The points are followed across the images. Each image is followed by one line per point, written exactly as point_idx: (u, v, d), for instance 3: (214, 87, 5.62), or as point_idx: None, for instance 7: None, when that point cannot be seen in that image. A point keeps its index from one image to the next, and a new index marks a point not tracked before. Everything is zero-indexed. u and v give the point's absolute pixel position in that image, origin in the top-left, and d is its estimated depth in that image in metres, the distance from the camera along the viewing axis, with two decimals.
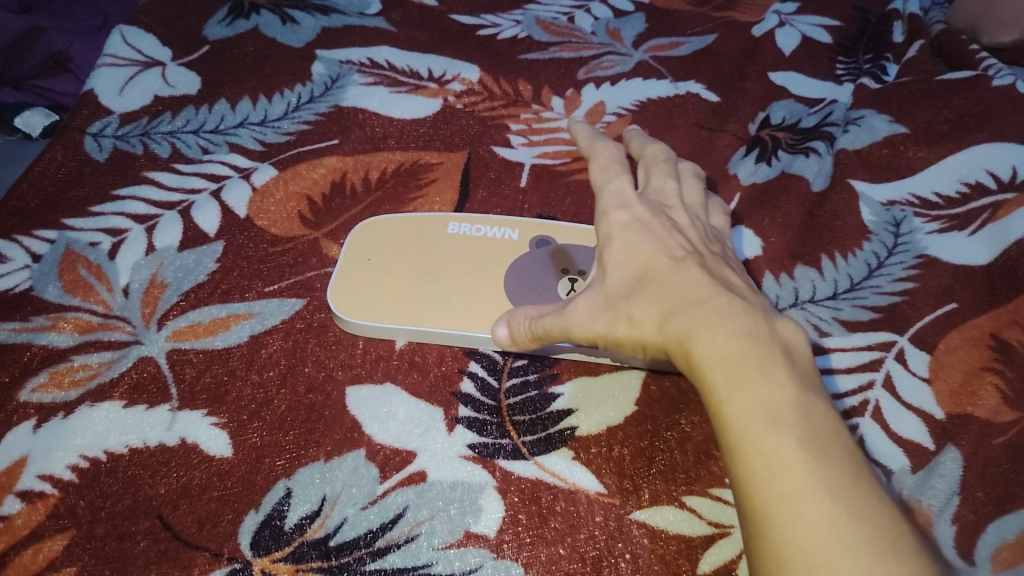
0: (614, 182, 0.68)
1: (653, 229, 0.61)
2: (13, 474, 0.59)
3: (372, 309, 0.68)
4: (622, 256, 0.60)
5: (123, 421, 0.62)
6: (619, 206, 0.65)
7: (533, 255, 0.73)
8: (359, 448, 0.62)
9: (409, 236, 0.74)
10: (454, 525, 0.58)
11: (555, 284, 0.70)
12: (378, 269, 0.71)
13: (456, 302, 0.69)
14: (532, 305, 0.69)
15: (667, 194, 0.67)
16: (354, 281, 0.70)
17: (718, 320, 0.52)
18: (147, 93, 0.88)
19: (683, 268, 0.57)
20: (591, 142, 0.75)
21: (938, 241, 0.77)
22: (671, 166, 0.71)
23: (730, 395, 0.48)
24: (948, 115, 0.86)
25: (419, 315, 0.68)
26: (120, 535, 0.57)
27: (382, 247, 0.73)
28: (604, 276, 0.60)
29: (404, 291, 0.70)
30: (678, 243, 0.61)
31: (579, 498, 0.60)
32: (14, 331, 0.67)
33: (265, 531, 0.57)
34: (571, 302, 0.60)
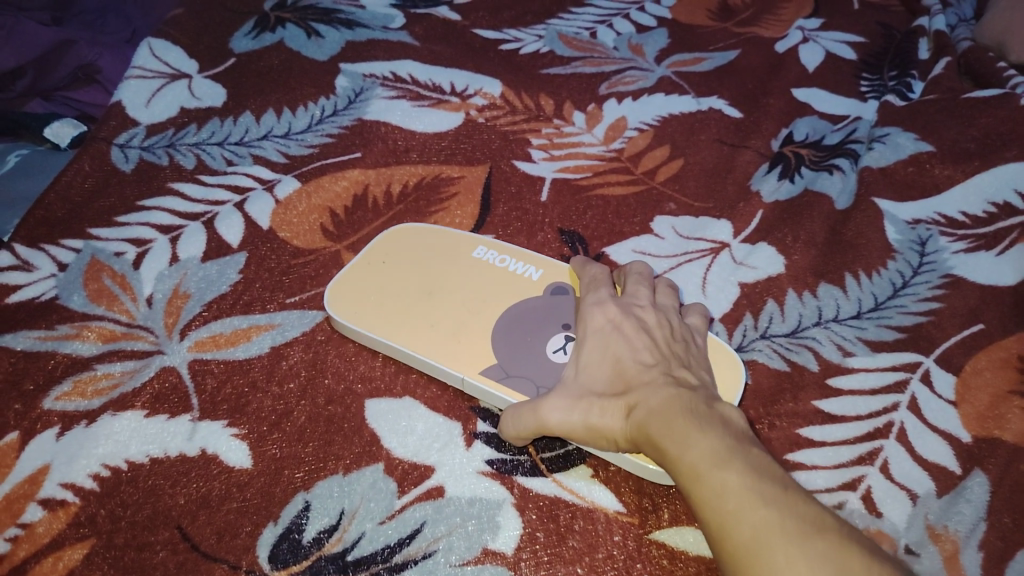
0: (593, 298, 0.66)
1: (628, 345, 0.60)
2: (35, 482, 0.60)
3: (358, 311, 0.69)
4: (595, 371, 0.59)
5: (144, 431, 0.63)
6: (589, 322, 0.64)
7: (547, 299, 0.70)
8: (377, 463, 0.62)
9: (427, 259, 0.73)
10: (471, 542, 0.58)
11: (545, 339, 0.67)
12: (382, 268, 0.72)
13: (440, 328, 0.68)
14: (509, 354, 0.66)
15: (646, 304, 0.64)
16: (357, 274, 0.72)
17: (668, 396, 0.53)
18: (173, 104, 0.89)
19: (647, 368, 0.57)
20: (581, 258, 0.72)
21: (965, 261, 0.76)
22: (647, 279, 0.68)
23: (680, 449, 0.49)
24: (975, 133, 0.85)
25: (396, 333, 0.67)
26: (139, 545, 0.57)
27: (401, 253, 0.74)
28: (574, 383, 0.59)
29: (394, 311, 0.69)
30: (646, 343, 0.60)
31: (598, 517, 0.60)
32: (39, 339, 0.68)
33: (283, 544, 0.57)
34: (547, 400, 0.58)
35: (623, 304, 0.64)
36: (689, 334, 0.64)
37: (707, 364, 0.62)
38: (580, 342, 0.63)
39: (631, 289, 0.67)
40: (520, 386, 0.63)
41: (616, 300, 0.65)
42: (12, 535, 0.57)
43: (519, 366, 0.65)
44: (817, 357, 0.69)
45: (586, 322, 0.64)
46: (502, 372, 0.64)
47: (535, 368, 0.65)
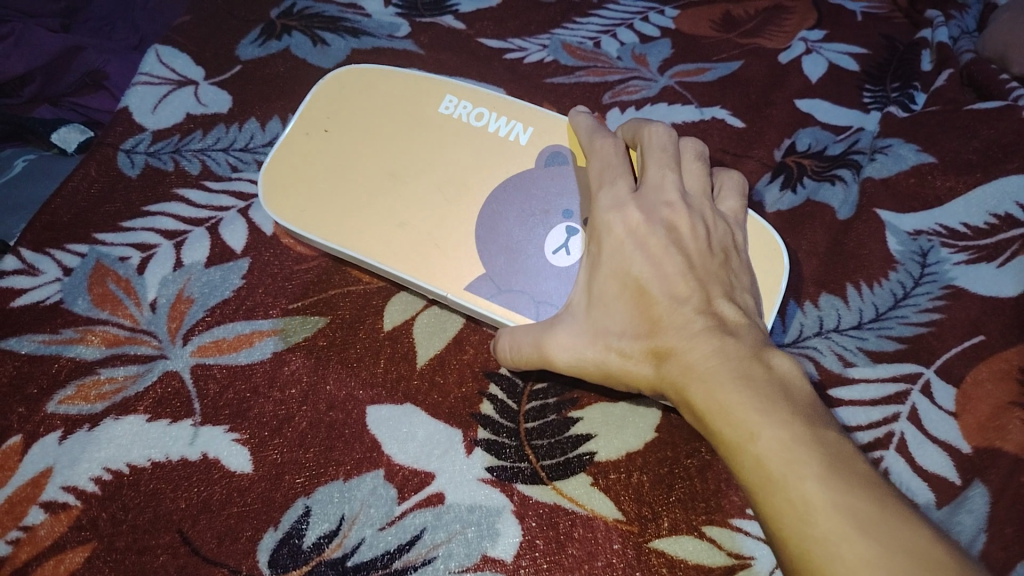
0: (609, 194, 0.60)
1: (655, 269, 0.55)
2: (39, 484, 0.61)
3: (303, 211, 0.68)
4: (617, 298, 0.55)
5: (146, 434, 0.64)
6: (610, 236, 0.58)
7: (540, 183, 0.69)
8: (377, 469, 0.64)
9: (387, 126, 0.73)
10: (470, 549, 0.61)
11: (542, 239, 0.66)
12: (315, 145, 0.71)
13: (419, 225, 0.67)
14: (498, 267, 0.65)
15: (672, 204, 0.59)
16: (288, 162, 0.70)
17: (721, 365, 0.49)
18: (180, 111, 0.90)
19: (684, 310, 0.53)
20: (584, 128, 0.68)
21: (966, 272, 0.76)
22: (673, 160, 0.61)
23: (744, 441, 0.45)
24: (977, 144, 0.85)
25: (358, 234, 0.67)
26: (140, 549, 0.60)
27: (346, 137, 0.72)
28: (597, 320, 0.55)
29: (359, 199, 0.68)
30: (676, 267, 0.55)
31: (598, 525, 0.61)
32: (43, 343, 0.68)
33: (283, 549, 0.60)
34: (556, 340, 0.56)
35: (646, 207, 0.58)
36: (718, 230, 0.60)
37: (738, 263, 0.59)
38: (599, 254, 0.58)
39: (657, 181, 0.60)
40: (514, 302, 0.63)
41: (640, 199, 0.59)
42: (15, 538, 0.59)
43: (510, 279, 0.64)
44: (818, 367, 0.70)
45: (605, 228, 0.58)
46: (492, 285, 0.64)
47: (532, 276, 0.65)
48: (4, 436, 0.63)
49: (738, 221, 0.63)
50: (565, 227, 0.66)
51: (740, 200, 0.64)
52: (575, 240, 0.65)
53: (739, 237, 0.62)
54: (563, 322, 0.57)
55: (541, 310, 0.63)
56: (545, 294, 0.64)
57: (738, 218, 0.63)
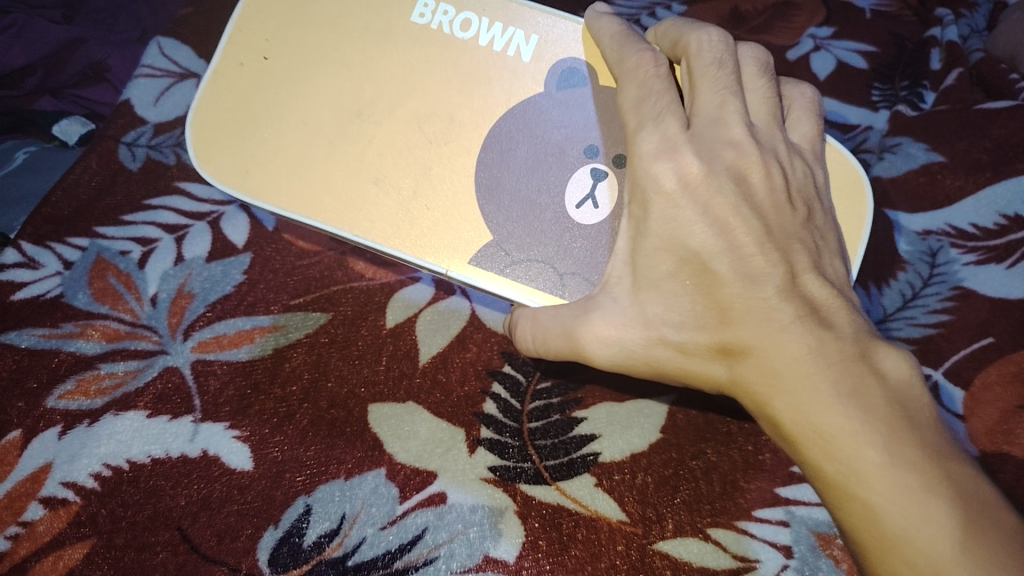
0: (657, 133, 0.50)
1: (723, 238, 0.48)
2: (37, 479, 0.61)
3: (247, 171, 0.59)
4: (673, 278, 0.48)
5: (146, 430, 0.63)
6: (662, 197, 0.49)
7: (550, 112, 0.59)
8: (379, 468, 0.63)
9: (336, 45, 0.60)
10: (472, 550, 0.61)
11: (565, 190, 0.58)
12: (251, 78, 0.60)
13: (402, 184, 0.58)
14: (511, 231, 0.57)
15: (738, 148, 0.49)
16: (220, 103, 0.60)
17: (821, 381, 0.44)
18: (183, 103, 0.84)
19: (765, 299, 0.46)
20: (611, 45, 0.55)
21: (975, 273, 0.76)
22: (736, 85, 0.51)
23: (854, 485, 0.42)
24: (988, 143, 0.82)
25: (318, 198, 0.58)
26: (139, 545, 0.60)
27: (284, 59, 0.60)
28: (646, 304, 0.49)
29: (314, 151, 0.59)
30: (750, 236, 0.48)
31: (601, 526, 0.62)
32: (43, 337, 0.68)
33: (284, 547, 0.60)
34: (596, 333, 0.49)
35: (705, 154, 0.49)
36: (791, 169, 0.51)
37: (814, 206, 0.51)
38: (649, 218, 0.49)
39: (717, 119, 0.50)
40: (530, 274, 0.56)
41: (700, 146, 0.49)
42: (14, 534, 0.59)
43: (525, 247, 0.57)
44: None
45: (655, 184, 0.49)
46: (506, 257, 0.57)
47: (554, 240, 0.57)
48: (4, 430, 0.63)
49: (812, 151, 0.54)
50: (588, 171, 0.58)
51: (809, 119, 0.56)
52: (602, 186, 0.57)
53: (813, 168, 0.53)
54: (602, 308, 0.50)
55: (568, 283, 0.56)
56: (572, 260, 0.56)
57: (810, 146, 0.54)
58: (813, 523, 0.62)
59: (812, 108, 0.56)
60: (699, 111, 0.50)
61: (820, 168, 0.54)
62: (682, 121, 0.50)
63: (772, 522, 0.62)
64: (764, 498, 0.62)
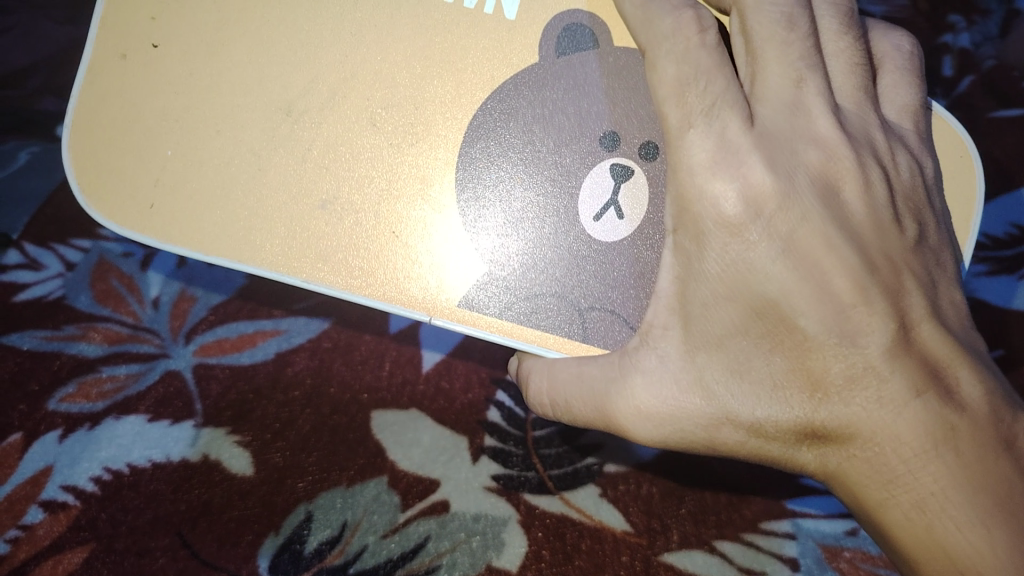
0: (714, 135, 0.48)
1: (810, 278, 0.46)
2: (38, 483, 0.60)
3: (153, 206, 0.57)
4: (750, 337, 0.47)
5: (147, 435, 0.63)
6: (725, 226, 0.47)
7: (555, 92, 0.57)
8: (381, 475, 0.63)
9: (227, 39, 0.58)
10: (475, 559, 0.61)
11: (582, 203, 0.57)
12: (137, 85, 0.58)
13: (345, 208, 0.57)
14: (523, 262, 0.57)
15: (825, 148, 0.48)
16: (97, 108, 0.57)
17: (906, 445, 0.45)
18: None
19: (860, 367, 0.45)
20: (635, 10, 0.53)
21: (983, 282, 0.76)
22: (816, 68, 0.50)
23: (936, 543, 0.45)
24: (997, 151, 0.84)
25: (233, 223, 0.56)
26: (139, 551, 0.59)
27: (167, 76, 0.58)
28: (705, 367, 0.47)
29: (217, 164, 0.57)
30: (834, 263, 0.46)
31: (605, 537, 0.62)
32: (44, 339, 0.66)
33: (284, 554, 0.60)
34: (635, 400, 0.49)
35: (779, 159, 0.47)
36: (886, 155, 0.51)
37: (917, 195, 0.51)
38: (708, 255, 0.48)
39: (793, 111, 0.49)
40: (547, 307, 0.56)
41: (779, 157, 0.48)
42: (13, 537, 0.58)
43: (540, 277, 0.56)
44: None
45: (715, 209, 0.47)
46: (527, 287, 0.56)
47: (577, 249, 0.56)
48: (4, 433, 0.62)
49: (903, 118, 0.54)
50: (611, 165, 0.56)
51: (905, 80, 0.55)
52: (626, 185, 0.56)
53: (909, 145, 0.53)
54: (644, 368, 0.49)
55: (596, 314, 0.55)
56: (601, 280, 0.56)
57: (903, 116, 0.54)
58: (819, 535, 0.63)
59: (905, 65, 0.55)
60: (764, 98, 0.49)
61: (916, 134, 0.54)
62: (746, 119, 0.48)
63: (778, 534, 0.63)
64: (770, 510, 0.64)
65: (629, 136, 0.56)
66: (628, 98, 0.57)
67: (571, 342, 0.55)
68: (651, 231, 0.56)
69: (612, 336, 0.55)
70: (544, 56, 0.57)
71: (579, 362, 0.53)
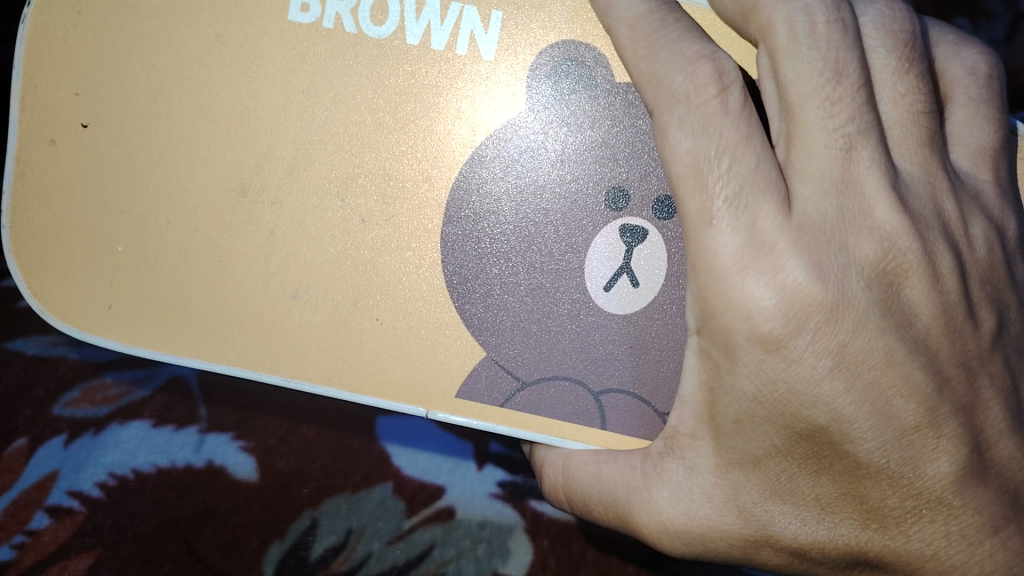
0: (744, 226, 0.40)
1: (868, 398, 0.41)
2: (43, 488, 0.59)
3: (112, 308, 0.46)
4: (798, 328, 0.40)
5: (152, 440, 0.62)
6: (758, 343, 0.40)
7: (545, 162, 0.46)
8: (386, 482, 0.64)
9: (143, 52, 0.45)
10: (480, 566, 0.62)
11: (591, 280, 0.46)
12: (75, 163, 0.45)
13: (325, 299, 0.46)
14: (528, 353, 0.46)
15: (884, 236, 0.41)
16: (35, 172, 0.46)
17: None
18: None
19: (919, 496, 0.42)
20: (635, 61, 0.43)
21: None
22: (869, 118, 0.41)
23: None
24: None
25: (181, 334, 0.46)
26: (145, 557, 0.59)
27: (89, 177, 0.45)
28: (742, 488, 0.43)
29: (168, 258, 0.46)
30: (900, 389, 0.41)
31: (612, 549, 0.65)
32: (51, 344, 0.64)
33: (290, 560, 0.61)
34: (660, 514, 0.44)
35: (821, 256, 0.40)
36: (959, 227, 0.44)
37: (995, 274, 0.45)
38: (742, 371, 0.41)
39: (841, 156, 0.41)
40: (559, 408, 0.47)
41: (799, 136, 0.42)
42: (20, 542, 0.58)
43: (539, 364, 0.46)
44: None
45: (748, 324, 0.40)
46: (532, 370, 0.46)
47: (585, 330, 0.46)
48: (10, 437, 0.60)
49: (978, 168, 0.46)
50: (621, 228, 0.46)
51: (980, 117, 0.47)
52: (640, 248, 0.46)
53: (986, 204, 0.46)
54: (671, 480, 0.44)
55: (611, 421, 0.47)
56: (619, 330, 0.47)
57: (979, 163, 0.47)
58: None
59: (982, 95, 0.47)
60: (769, 97, 0.44)
61: (994, 184, 0.46)
62: (783, 206, 0.40)
63: None
64: None
65: (641, 194, 0.46)
66: (637, 151, 0.46)
67: (590, 429, 0.47)
68: (672, 303, 0.46)
69: (639, 426, 0.47)
70: (535, 98, 0.46)
71: (597, 457, 0.46)
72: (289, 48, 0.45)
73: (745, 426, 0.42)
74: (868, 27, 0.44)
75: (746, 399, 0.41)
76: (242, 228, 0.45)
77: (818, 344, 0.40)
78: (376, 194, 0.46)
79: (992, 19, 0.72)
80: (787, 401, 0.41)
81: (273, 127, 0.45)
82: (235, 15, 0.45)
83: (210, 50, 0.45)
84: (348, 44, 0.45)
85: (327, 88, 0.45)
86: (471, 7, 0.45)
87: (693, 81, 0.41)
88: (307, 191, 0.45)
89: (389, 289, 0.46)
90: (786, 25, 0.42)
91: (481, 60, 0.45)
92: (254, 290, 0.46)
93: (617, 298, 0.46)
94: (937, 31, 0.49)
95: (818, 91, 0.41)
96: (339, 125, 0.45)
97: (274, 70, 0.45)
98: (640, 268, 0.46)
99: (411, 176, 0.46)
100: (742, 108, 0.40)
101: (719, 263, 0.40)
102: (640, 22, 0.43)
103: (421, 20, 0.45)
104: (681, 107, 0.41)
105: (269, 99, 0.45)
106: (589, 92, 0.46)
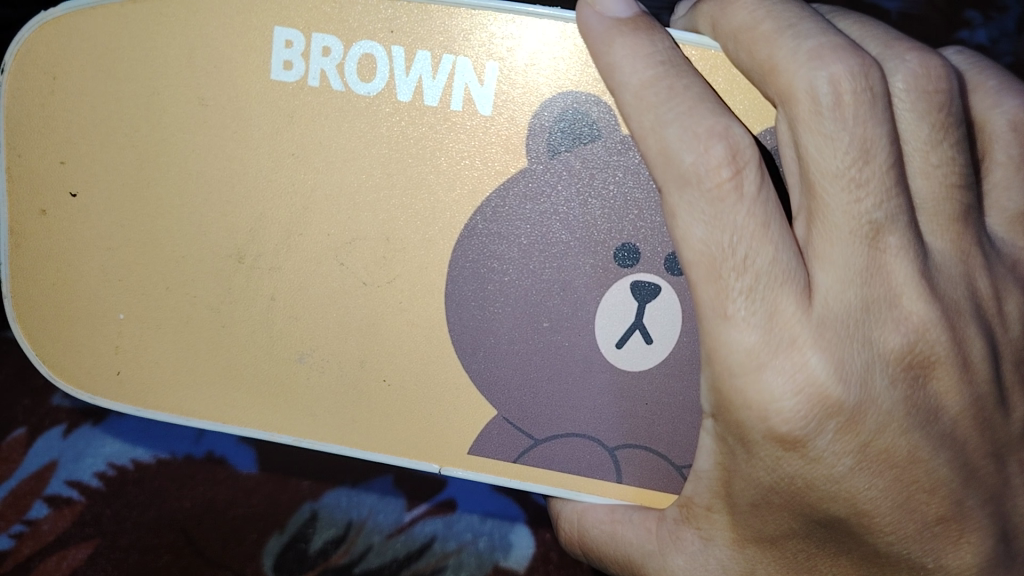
0: (761, 321, 0.39)
1: (895, 492, 0.39)
2: (42, 478, 0.60)
3: (119, 374, 0.45)
4: (818, 428, 0.38)
5: (151, 430, 0.62)
6: (774, 441, 0.39)
7: (552, 223, 0.45)
8: (386, 475, 0.62)
9: (128, 114, 0.42)
10: (482, 561, 0.61)
11: (608, 340, 0.45)
12: (68, 231, 0.44)
13: (328, 359, 0.45)
14: (539, 411, 0.46)
15: (911, 327, 0.39)
16: (27, 243, 0.44)
17: None
18: None
19: None
20: (642, 136, 0.41)
21: None
22: (898, 200, 0.40)
23: None
24: None
25: (192, 399, 0.46)
26: (144, 547, 0.58)
27: (84, 246, 0.44)
28: (757, 564, 0.42)
29: (173, 324, 0.45)
30: (927, 485, 0.39)
31: None
32: None
33: (289, 553, 0.59)
34: None
35: (843, 353, 0.38)
36: (992, 305, 0.42)
37: None
38: (759, 461, 0.39)
39: (867, 243, 0.39)
40: (568, 464, 0.46)
41: (821, 217, 0.40)
42: (19, 531, 0.58)
43: (550, 423, 0.46)
44: None
45: (764, 421, 0.39)
46: (543, 428, 0.46)
47: (592, 385, 0.46)
48: (10, 428, 0.60)
49: (1015, 235, 0.45)
50: (634, 284, 0.45)
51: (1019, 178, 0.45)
52: (654, 305, 0.45)
53: (1021, 274, 0.44)
54: (686, 549, 0.43)
55: (627, 472, 0.46)
56: (633, 386, 0.45)
57: (1015, 230, 0.45)
58: None
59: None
60: (790, 165, 0.42)
61: None
62: (802, 298, 0.39)
63: None
64: None
65: (650, 248, 0.44)
66: (639, 205, 0.44)
67: (605, 483, 0.47)
68: (688, 359, 0.45)
69: (657, 479, 0.46)
70: (534, 157, 0.44)
71: (612, 515, 0.46)
72: (274, 107, 0.43)
73: (761, 509, 0.40)
74: (898, 89, 0.42)
75: (762, 486, 0.40)
76: (242, 293, 0.44)
77: (839, 442, 0.38)
78: (373, 257, 0.45)
79: (1004, 11, 0.64)
80: (805, 493, 0.39)
81: (266, 196, 0.44)
82: (215, 75, 0.42)
83: (193, 114, 0.43)
84: (336, 104, 0.43)
85: (318, 149, 0.44)
86: (465, 60, 0.43)
87: (705, 163, 0.39)
88: (304, 255, 0.44)
89: (387, 352, 0.45)
90: (807, 97, 0.40)
91: (477, 116, 0.44)
92: (260, 354, 0.45)
93: (629, 355, 0.45)
94: (973, 75, 0.46)
95: (841, 174, 0.39)
96: (331, 190, 0.44)
97: (258, 131, 0.43)
98: (654, 324, 0.45)
99: (412, 240, 0.45)
100: (757, 194, 0.39)
101: (733, 360, 0.39)
102: (646, 89, 0.41)
103: (413, 76, 0.43)
104: (693, 192, 0.40)
105: (260, 161, 0.43)
106: (591, 145, 0.44)
